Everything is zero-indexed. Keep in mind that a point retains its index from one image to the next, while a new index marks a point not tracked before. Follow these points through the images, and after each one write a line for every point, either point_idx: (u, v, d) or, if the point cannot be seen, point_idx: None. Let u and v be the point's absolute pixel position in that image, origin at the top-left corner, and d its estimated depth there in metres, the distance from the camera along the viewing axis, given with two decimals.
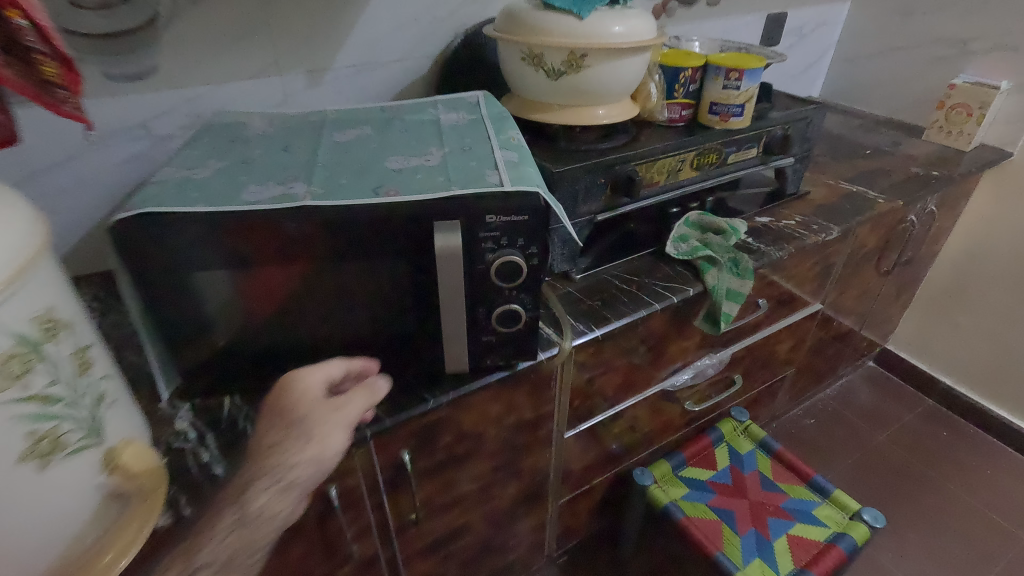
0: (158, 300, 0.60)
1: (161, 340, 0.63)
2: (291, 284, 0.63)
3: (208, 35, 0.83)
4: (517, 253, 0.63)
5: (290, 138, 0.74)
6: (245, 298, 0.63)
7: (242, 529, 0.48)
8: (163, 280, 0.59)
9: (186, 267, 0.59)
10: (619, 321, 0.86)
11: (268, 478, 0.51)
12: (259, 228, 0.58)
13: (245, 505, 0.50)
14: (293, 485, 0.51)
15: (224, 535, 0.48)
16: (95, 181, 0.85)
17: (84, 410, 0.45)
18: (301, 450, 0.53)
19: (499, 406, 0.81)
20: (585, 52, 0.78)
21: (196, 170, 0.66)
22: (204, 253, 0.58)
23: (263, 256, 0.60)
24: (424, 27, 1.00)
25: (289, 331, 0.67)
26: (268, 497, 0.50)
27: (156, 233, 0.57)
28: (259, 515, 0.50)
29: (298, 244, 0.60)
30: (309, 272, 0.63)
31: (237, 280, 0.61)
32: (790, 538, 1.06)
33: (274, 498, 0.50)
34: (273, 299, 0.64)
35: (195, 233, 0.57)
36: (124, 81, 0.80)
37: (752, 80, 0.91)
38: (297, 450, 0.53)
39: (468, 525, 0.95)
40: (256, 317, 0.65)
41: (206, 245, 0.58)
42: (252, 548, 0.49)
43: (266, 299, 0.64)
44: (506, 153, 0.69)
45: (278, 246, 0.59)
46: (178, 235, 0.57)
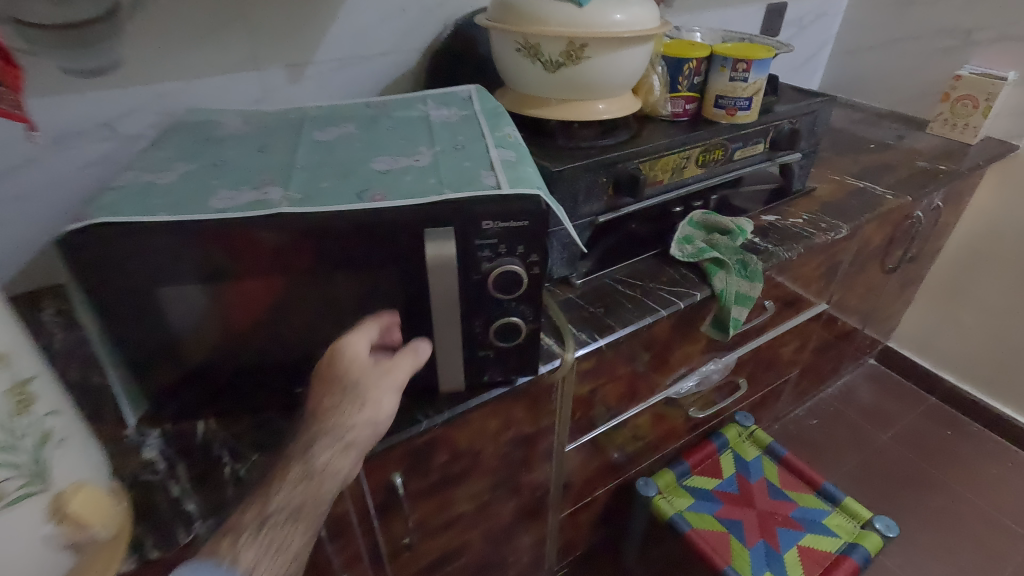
0: (118, 319, 0.54)
1: (124, 363, 0.57)
2: (268, 298, 0.57)
3: (177, 26, 0.77)
4: (516, 262, 0.58)
5: (267, 137, 0.68)
6: (216, 315, 0.57)
7: (309, 481, 0.47)
8: (122, 298, 0.53)
9: (148, 282, 0.53)
10: (623, 330, 0.81)
11: (330, 436, 0.49)
12: (230, 237, 0.52)
13: (310, 460, 0.48)
14: (350, 446, 0.50)
15: (293, 486, 0.47)
16: (55, 185, 0.78)
17: (25, 454, 0.39)
18: (359, 411, 0.51)
19: (498, 422, 0.76)
20: (586, 42, 0.72)
21: (161, 174, 0.60)
22: (168, 266, 0.52)
23: (236, 268, 0.54)
24: (412, 18, 0.94)
25: (268, 349, 0.61)
26: (333, 453, 0.49)
27: (113, 246, 0.50)
28: (325, 470, 0.48)
29: (274, 255, 0.54)
30: (289, 285, 0.57)
31: (207, 296, 0.55)
32: (801, 549, 1.02)
33: (336, 456, 0.49)
34: (248, 315, 0.58)
35: (157, 244, 0.51)
36: (85, 77, 0.74)
37: (760, 71, 0.87)
38: (352, 411, 0.51)
39: (465, 545, 0.90)
40: (230, 335, 0.59)
41: (170, 258, 0.52)
42: (319, 502, 0.48)
43: (242, 316, 0.58)
44: (502, 152, 0.63)
45: (253, 257, 0.54)
46: (138, 247, 0.51)
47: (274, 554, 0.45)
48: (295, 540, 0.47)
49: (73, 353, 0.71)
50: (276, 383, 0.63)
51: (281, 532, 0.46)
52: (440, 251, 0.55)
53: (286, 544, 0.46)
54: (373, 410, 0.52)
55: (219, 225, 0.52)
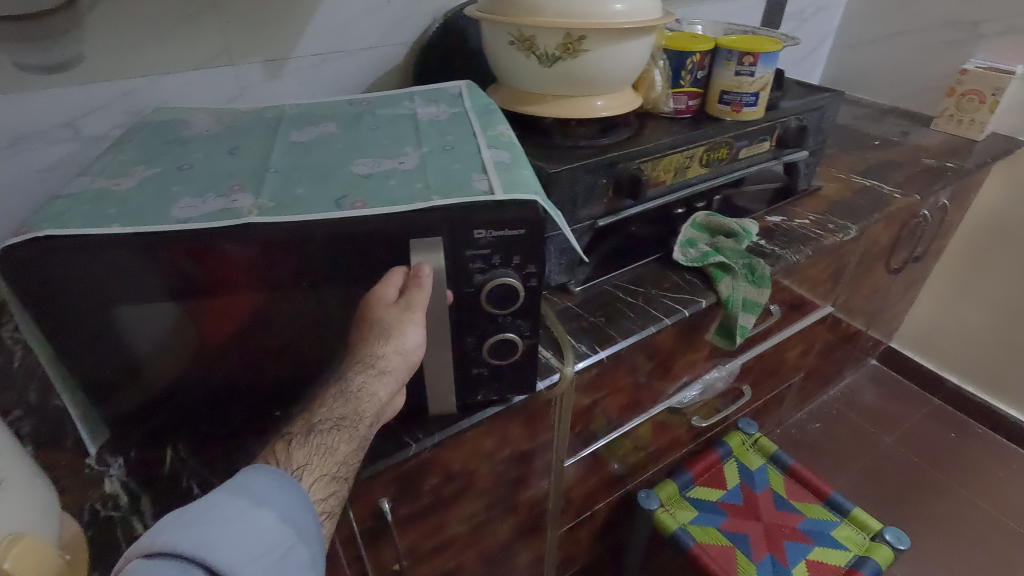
0: (69, 343, 0.48)
1: (79, 389, 0.52)
2: (238, 317, 0.52)
3: (142, 18, 0.71)
4: (512, 275, 0.53)
5: (239, 138, 0.63)
6: (182, 336, 0.52)
7: (346, 397, 0.46)
8: (73, 318, 0.47)
9: (102, 300, 0.47)
10: (625, 340, 0.76)
11: (360, 366, 0.48)
12: (193, 250, 0.47)
13: (344, 382, 0.47)
14: (383, 373, 0.48)
15: (332, 402, 0.47)
16: (12, 191, 0.72)
17: None
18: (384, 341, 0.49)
19: (493, 440, 0.71)
20: (584, 34, 0.67)
21: (119, 180, 0.55)
22: (124, 281, 0.47)
23: (202, 284, 0.49)
24: (398, 10, 0.88)
25: (242, 371, 0.55)
26: (367, 377, 0.48)
27: (59, 261, 0.45)
28: (360, 391, 0.47)
29: (243, 271, 0.49)
30: (263, 302, 0.51)
31: (170, 315, 0.50)
32: (809, 563, 0.98)
33: (371, 381, 0.48)
34: (218, 335, 0.53)
35: (111, 258, 0.46)
36: (43, 73, 0.68)
37: (767, 65, 0.82)
38: (379, 344, 0.49)
39: (460, 566, 0.85)
40: (199, 358, 0.53)
41: (124, 273, 0.47)
42: (359, 415, 0.46)
43: (211, 336, 0.53)
44: (495, 153, 0.58)
45: (220, 271, 0.48)
46: (89, 261, 0.46)
47: (324, 455, 0.44)
48: (342, 447, 0.45)
49: (33, 372, 0.66)
50: (251, 406, 0.58)
51: (328, 437, 0.45)
52: (430, 264, 0.50)
53: (333, 447, 0.45)
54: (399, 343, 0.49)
55: (181, 236, 0.47)
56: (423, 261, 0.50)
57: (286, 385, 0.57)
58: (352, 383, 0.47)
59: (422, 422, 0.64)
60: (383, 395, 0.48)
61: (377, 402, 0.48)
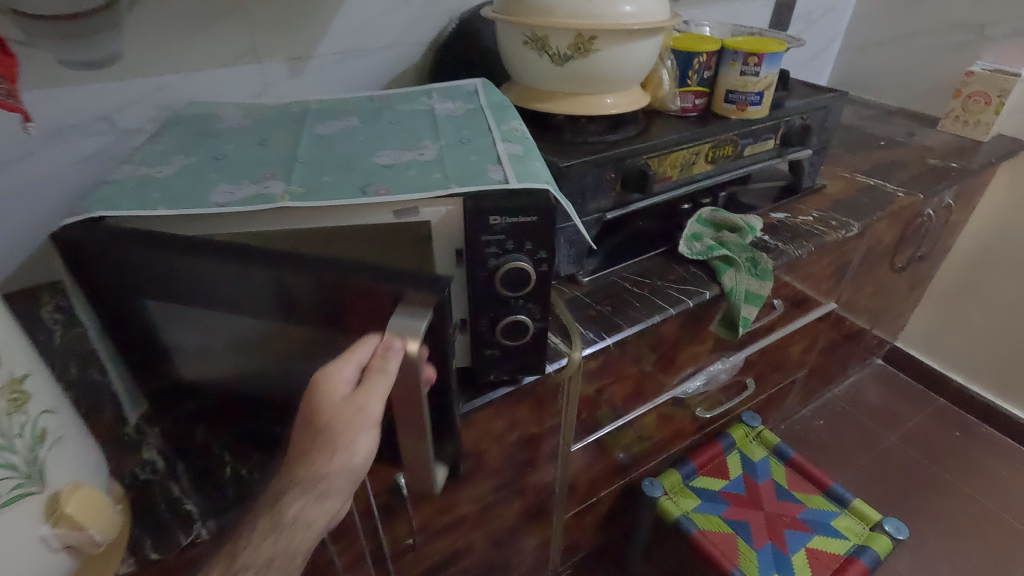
0: (111, 318, 0.53)
1: (123, 362, 0.56)
2: (253, 335, 0.51)
3: (173, 18, 0.75)
4: (524, 259, 0.56)
5: (268, 130, 0.67)
6: (203, 335, 0.53)
7: (278, 534, 0.44)
8: (117, 299, 0.51)
9: (135, 289, 0.50)
10: (631, 328, 0.80)
11: (299, 490, 0.44)
12: (211, 270, 0.46)
13: (278, 511, 0.44)
14: (324, 494, 0.45)
15: (260, 540, 0.44)
16: (53, 180, 0.77)
17: (22, 453, 0.39)
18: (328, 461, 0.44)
19: (503, 423, 0.75)
20: (594, 34, 0.71)
21: (159, 168, 0.59)
22: (160, 281, 0.49)
23: (224, 305, 0.48)
24: (415, 11, 0.92)
25: (263, 390, 0.55)
26: (304, 504, 0.44)
27: (98, 247, 0.49)
28: (295, 522, 0.44)
29: (253, 301, 0.47)
30: (284, 333, 0.50)
31: (196, 319, 0.52)
32: (809, 552, 1.00)
33: (308, 508, 0.44)
34: (243, 348, 0.53)
35: (148, 260, 0.48)
36: (84, 69, 0.72)
37: (772, 65, 0.85)
38: (325, 459, 0.44)
39: (469, 546, 0.88)
40: (222, 360, 0.55)
41: (147, 269, 0.49)
42: (290, 554, 0.44)
43: (238, 345, 0.53)
44: (509, 146, 0.62)
45: (232, 299, 0.48)
46: (131, 258, 0.48)
47: None
48: None
49: (72, 350, 0.70)
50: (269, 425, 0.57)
51: None
52: (404, 341, 0.43)
53: None
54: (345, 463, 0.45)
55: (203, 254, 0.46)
56: (396, 334, 0.43)
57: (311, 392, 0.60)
58: (286, 513, 0.44)
59: None
60: (321, 522, 0.45)
61: (314, 530, 0.45)
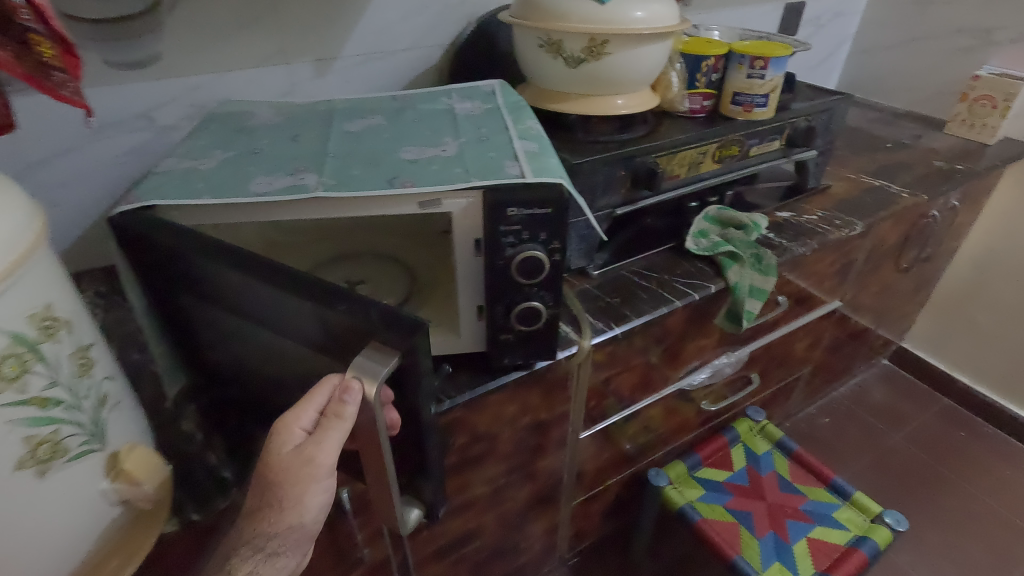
0: (158, 299, 0.58)
1: (167, 343, 0.61)
2: (272, 347, 0.54)
3: (210, 22, 0.80)
4: (539, 248, 0.60)
5: (299, 127, 0.71)
6: (227, 338, 0.57)
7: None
8: (162, 283, 0.56)
9: (173, 281, 0.55)
10: (639, 319, 0.83)
11: (250, 550, 0.46)
12: (238, 280, 0.50)
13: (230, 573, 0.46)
14: (276, 553, 0.47)
15: None
16: (95, 173, 0.81)
17: (86, 414, 0.44)
18: (276, 521, 0.45)
19: (515, 408, 0.79)
20: (606, 39, 0.75)
21: (202, 161, 0.63)
22: (193, 278, 0.53)
23: (250, 313, 0.52)
24: (434, 15, 0.96)
25: (279, 399, 0.58)
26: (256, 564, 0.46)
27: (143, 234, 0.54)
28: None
29: (271, 312, 0.50)
30: (298, 352, 0.52)
31: (221, 320, 0.55)
32: (810, 541, 1.03)
33: (261, 565, 0.46)
34: (268, 355, 0.55)
35: (183, 259, 0.52)
36: (127, 69, 0.77)
37: (777, 69, 0.89)
38: (275, 516, 0.45)
39: (481, 528, 0.92)
40: (243, 364, 0.58)
41: (180, 263, 0.53)
42: None
43: (256, 353, 0.56)
44: (525, 144, 0.66)
45: (251, 307, 0.51)
46: (170, 255, 0.53)
47: None
48: None
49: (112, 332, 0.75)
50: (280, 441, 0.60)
51: None
52: (361, 383, 0.43)
53: None
54: (295, 520, 0.46)
55: (230, 263, 0.49)
56: (354, 375, 0.44)
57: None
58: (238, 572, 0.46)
59: (454, 382, 0.72)
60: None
61: None
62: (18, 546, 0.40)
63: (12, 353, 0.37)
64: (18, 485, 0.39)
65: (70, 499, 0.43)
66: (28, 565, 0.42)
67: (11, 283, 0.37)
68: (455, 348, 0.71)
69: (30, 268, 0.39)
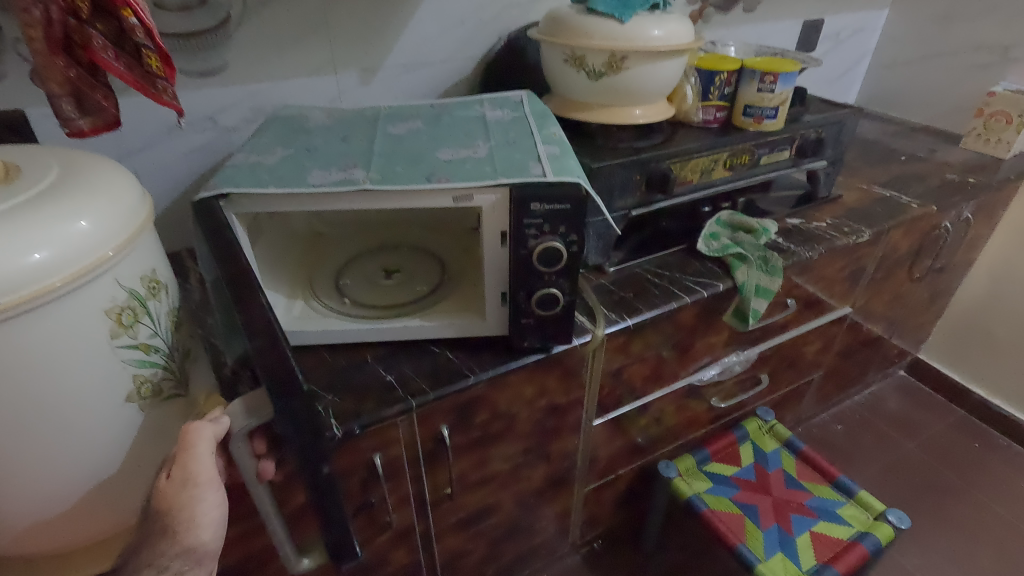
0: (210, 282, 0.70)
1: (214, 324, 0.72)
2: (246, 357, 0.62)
3: (271, 37, 0.90)
4: (558, 240, 0.68)
5: (349, 129, 0.80)
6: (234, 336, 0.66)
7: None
8: (208, 270, 0.68)
9: (209, 274, 0.68)
10: (651, 311, 0.90)
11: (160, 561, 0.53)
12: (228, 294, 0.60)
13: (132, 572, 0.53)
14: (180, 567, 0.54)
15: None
16: (165, 169, 0.91)
17: (175, 364, 0.56)
18: (174, 543, 0.53)
19: (533, 389, 0.86)
20: (625, 55, 0.82)
21: (266, 156, 0.72)
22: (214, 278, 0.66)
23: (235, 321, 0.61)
24: (470, 30, 1.05)
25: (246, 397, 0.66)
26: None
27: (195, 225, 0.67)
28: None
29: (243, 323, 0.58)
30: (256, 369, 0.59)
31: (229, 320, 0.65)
32: (813, 534, 1.07)
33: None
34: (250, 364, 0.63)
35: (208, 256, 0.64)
36: (199, 76, 0.87)
37: (786, 83, 0.95)
38: (165, 541, 0.53)
39: (498, 504, 0.99)
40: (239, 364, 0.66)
41: (207, 259, 0.66)
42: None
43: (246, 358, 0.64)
44: (548, 147, 0.73)
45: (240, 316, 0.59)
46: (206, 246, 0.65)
47: None
48: None
49: None
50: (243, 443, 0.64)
51: None
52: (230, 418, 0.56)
53: None
54: (192, 541, 0.55)
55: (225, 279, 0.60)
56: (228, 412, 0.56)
57: (338, 330, 0.77)
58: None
59: (478, 361, 0.79)
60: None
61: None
62: (119, 462, 0.54)
63: (129, 306, 0.49)
64: (127, 412, 0.52)
65: (149, 437, 0.55)
66: (123, 482, 0.55)
67: (132, 251, 0.49)
68: (479, 329, 0.79)
69: (143, 241, 0.51)
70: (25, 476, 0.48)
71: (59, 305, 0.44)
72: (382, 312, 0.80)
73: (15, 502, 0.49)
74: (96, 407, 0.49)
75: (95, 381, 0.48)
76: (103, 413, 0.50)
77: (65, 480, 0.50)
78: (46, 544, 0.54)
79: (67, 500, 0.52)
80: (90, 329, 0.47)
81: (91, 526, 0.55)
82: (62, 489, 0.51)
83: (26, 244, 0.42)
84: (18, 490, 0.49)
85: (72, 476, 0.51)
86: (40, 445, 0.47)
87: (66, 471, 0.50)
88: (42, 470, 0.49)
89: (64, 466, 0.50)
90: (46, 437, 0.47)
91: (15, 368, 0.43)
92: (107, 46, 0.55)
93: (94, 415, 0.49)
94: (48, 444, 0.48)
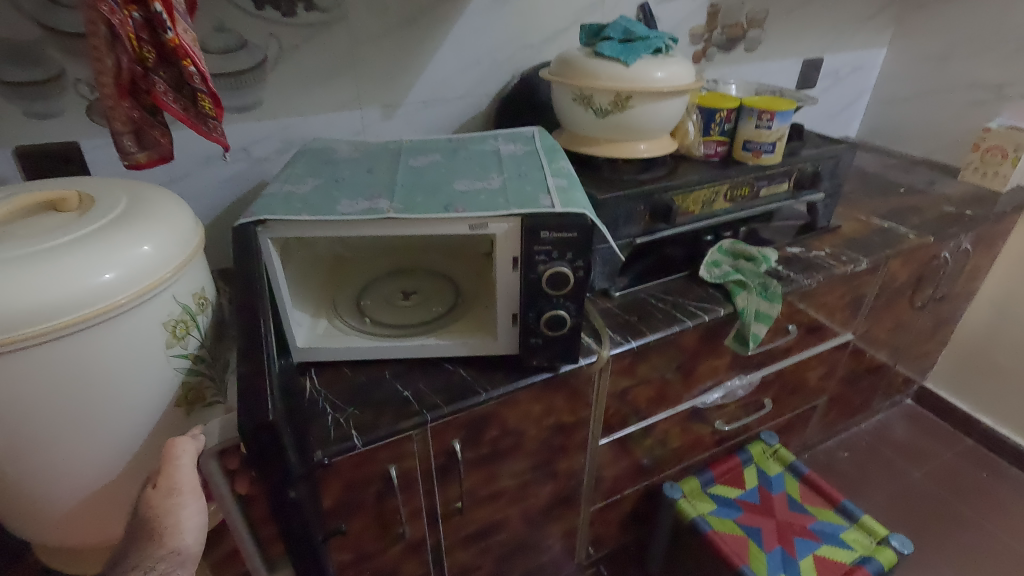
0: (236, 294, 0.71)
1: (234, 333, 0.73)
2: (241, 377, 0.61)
3: (302, 76, 0.98)
4: (565, 266, 0.73)
5: (373, 161, 0.87)
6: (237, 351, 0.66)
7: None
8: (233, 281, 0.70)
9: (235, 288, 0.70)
10: (653, 334, 0.94)
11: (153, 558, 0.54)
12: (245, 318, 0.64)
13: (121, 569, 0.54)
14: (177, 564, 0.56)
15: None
16: (202, 196, 0.98)
17: (217, 372, 0.64)
18: (159, 546, 0.54)
19: (541, 408, 0.90)
20: (630, 94, 0.88)
21: (298, 186, 0.79)
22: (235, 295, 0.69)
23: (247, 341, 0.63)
24: (485, 69, 1.13)
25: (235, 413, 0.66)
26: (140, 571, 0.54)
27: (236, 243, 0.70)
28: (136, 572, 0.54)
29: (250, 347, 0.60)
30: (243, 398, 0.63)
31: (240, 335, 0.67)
32: (816, 557, 1.09)
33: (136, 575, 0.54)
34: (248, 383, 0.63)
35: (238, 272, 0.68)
36: (236, 112, 0.95)
37: (782, 121, 1.00)
38: (152, 545, 0.54)
39: (506, 520, 1.02)
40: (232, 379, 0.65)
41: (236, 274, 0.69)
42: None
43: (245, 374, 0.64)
44: (557, 180, 0.79)
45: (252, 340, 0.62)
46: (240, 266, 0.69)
47: None
48: None
49: None
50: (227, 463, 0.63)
51: None
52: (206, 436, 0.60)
53: None
54: (176, 544, 0.55)
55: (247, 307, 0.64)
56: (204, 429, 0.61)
57: (360, 348, 0.82)
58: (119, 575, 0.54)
59: (490, 379, 0.84)
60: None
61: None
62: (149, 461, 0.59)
63: (183, 320, 0.57)
64: (172, 414, 0.59)
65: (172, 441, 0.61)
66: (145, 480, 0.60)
67: (188, 271, 0.57)
68: (491, 348, 0.84)
69: (197, 263, 0.58)
70: (72, 465, 0.54)
71: (129, 316, 0.51)
72: (400, 332, 0.85)
73: (66, 490, 0.55)
74: (145, 407, 0.56)
75: (149, 383, 0.55)
76: (150, 412, 0.57)
77: (108, 474, 0.57)
78: (65, 535, 0.59)
79: (99, 492, 0.57)
80: (152, 338, 0.54)
81: (111, 523, 0.60)
82: (109, 482, 0.57)
83: (101, 265, 0.49)
84: (63, 480, 0.55)
85: (108, 470, 0.56)
86: (99, 439, 0.54)
87: (105, 463, 0.56)
88: (90, 461, 0.55)
89: (107, 459, 0.56)
90: (103, 430, 0.54)
91: (85, 369, 0.50)
92: (167, 91, 0.62)
93: (141, 414, 0.56)
94: (101, 437, 0.54)
